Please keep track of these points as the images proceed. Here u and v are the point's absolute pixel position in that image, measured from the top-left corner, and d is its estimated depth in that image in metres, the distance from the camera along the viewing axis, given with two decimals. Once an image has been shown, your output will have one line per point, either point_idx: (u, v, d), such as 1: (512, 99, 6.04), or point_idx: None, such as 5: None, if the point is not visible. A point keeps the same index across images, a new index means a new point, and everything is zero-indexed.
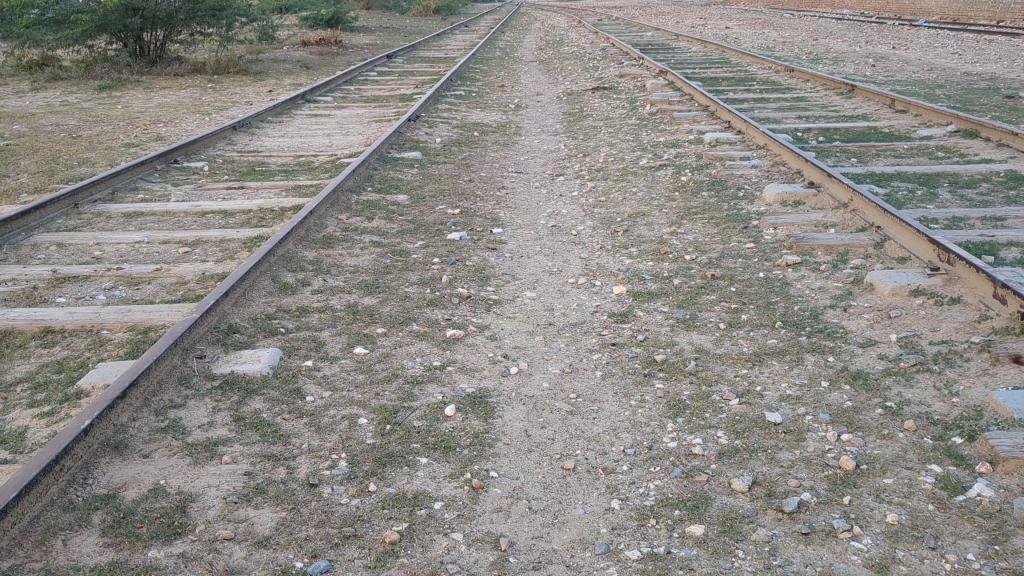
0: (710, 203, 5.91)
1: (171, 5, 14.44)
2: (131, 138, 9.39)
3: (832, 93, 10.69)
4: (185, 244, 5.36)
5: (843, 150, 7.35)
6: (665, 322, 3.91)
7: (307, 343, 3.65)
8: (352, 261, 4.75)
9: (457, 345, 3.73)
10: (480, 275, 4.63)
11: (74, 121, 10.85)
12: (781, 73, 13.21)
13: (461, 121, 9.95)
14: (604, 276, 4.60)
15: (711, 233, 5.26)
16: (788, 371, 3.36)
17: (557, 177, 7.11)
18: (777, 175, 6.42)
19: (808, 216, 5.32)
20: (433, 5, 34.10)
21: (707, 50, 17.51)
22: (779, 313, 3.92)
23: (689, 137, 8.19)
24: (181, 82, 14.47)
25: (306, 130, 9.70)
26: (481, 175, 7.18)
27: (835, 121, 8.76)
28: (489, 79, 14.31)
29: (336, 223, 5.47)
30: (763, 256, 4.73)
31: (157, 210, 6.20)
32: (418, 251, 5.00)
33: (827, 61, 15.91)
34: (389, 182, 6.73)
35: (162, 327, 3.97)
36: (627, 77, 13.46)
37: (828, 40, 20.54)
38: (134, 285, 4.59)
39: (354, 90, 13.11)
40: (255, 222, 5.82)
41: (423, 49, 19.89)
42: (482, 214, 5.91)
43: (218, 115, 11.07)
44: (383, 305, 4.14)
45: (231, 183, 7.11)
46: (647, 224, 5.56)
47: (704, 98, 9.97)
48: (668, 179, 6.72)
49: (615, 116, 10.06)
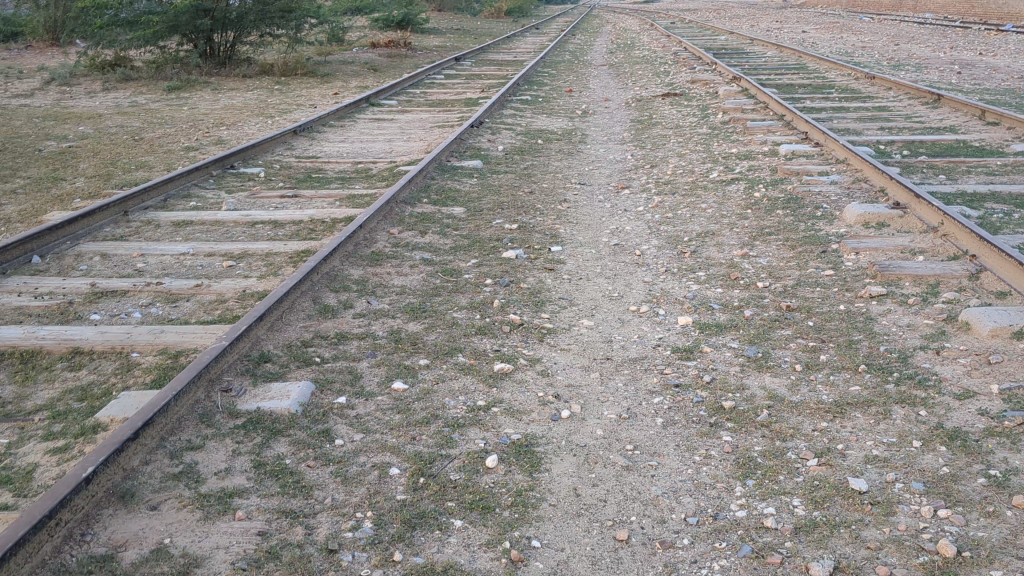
0: (785, 223, 5.52)
1: (242, 6, 14.44)
2: (191, 141, 9.29)
3: (916, 102, 10.14)
4: (230, 257, 5.15)
5: (930, 165, 6.87)
6: (734, 360, 3.55)
7: (342, 377, 3.37)
8: (400, 281, 4.48)
9: (505, 381, 3.42)
10: (535, 300, 4.32)
11: (139, 123, 10.82)
12: (861, 79, 12.64)
13: (525, 128, 9.66)
14: (669, 303, 4.26)
15: (785, 257, 4.87)
16: (873, 426, 2.98)
17: (622, 190, 6.77)
18: (858, 193, 5.98)
19: (893, 240, 4.90)
20: (504, 8, 33.90)
21: (783, 55, 16.93)
22: (862, 353, 3.53)
23: (763, 149, 7.77)
24: (248, 83, 14.43)
25: (367, 135, 9.51)
26: (542, 186, 6.87)
27: (920, 133, 8.26)
28: (556, 84, 13.99)
29: (386, 238, 5.21)
30: (844, 285, 4.33)
31: (207, 219, 6.01)
32: (470, 271, 4.71)
33: (910, 67, 15.26)
34: (446, 192, 6.46)
35: (194, 351, 3.74)
36: (699, 82, 13.04)
37: (910, 46, 19.77)
38: (172, 302, 4.38)
39: (419, 93, 12.90)
40: (305, 234, 5.60)
41: (492, 51, 19.66)
42: (541, 230, 5.60)
43: (280, 118, 10.95)
44: (428, 331, 3.85)
45: (285, 192, 6.91)
46: (716, 245, 5.19)
47: (780, 106, 9.52)
48: (740, 195, 6.32)
49: (686, 125, 9.67)
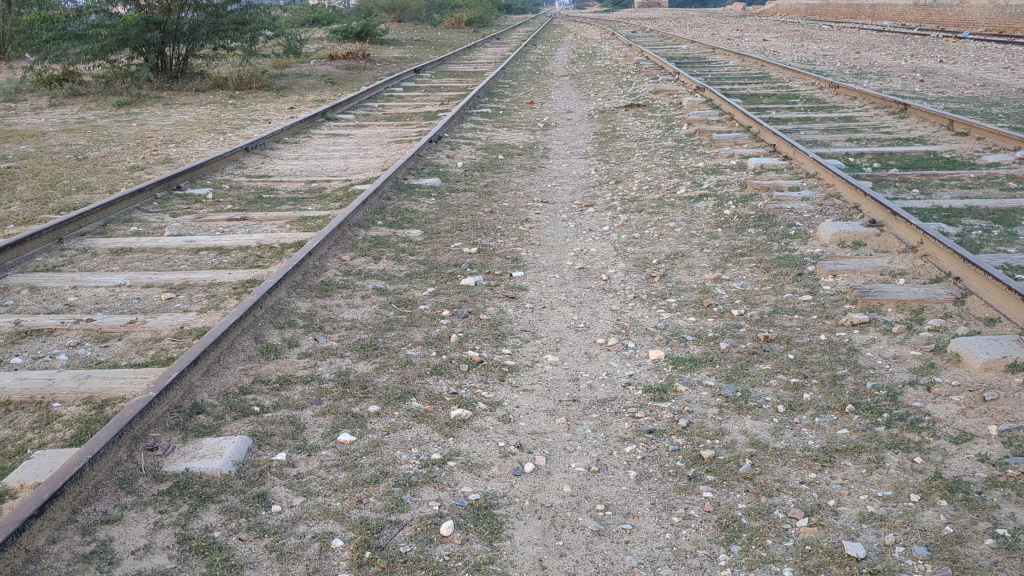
0: (757, 243, 5.28)
1: (194, 19, 14.08)
2: (138, 160, 8.91)
3: (883, 112, 10.00)
4: (170, 288, 4.81)
5: (902, 178, 6.67)
6: (711, 401, 3.29)
7: (283, 429, 3.06)
8: (350, 314, 4.17)
9: (463, 430, 3.12)
10: (497, 333, 4.03)
11: (84, 141, 10.42)
12: (826, 89, 12.50)
13: (486, 142, 9.39)
14: (639, 334, 3.99)
15: (759, 281, 4.62)
16: (865, 476, 2.72)
17: (586, 208, 6.51)
18: (831, 210, 5.76)
19: (871, 261, 4.68)
20: (465, 18, 33.68)
21: (745, 64, 16.81)
22: (848, 391, 3.28)
23: (731, 163, 7.56)
24: (201, 98, 14.04)
25: (322, 152, 9.18)
26: (503, 205, 6.58)
27: (890, 144, 8.09)
28: (517, 96, 13.75)
29: (337, 265, 4.91)
30: (823, 312, 4.09)
31: (148, 246, 5.66)
32: (426, 301, 4.41)
33: (872, 75, 15.21)
34: (403, 213, 6.16)
35: (121, 400, 3.40)
36: (662, 93, 12.84)
37: (871, 53, 19.76)
38: (102, 341, 4.04)
39: (377, 107, 12.58)
40: (252, 261, 5.27)
41: (452, 62, 19.39)
42: (502, 253, 5.32)
43: (233, 135, 10.60)
44: (380, 373, 3.54)
45: (233, 214, 6.56)
46: (686, 268, 4.94)
47: (745, 118, 9.34)
48: (709, 212, 6.09)
49: (649, 138, 9.44)
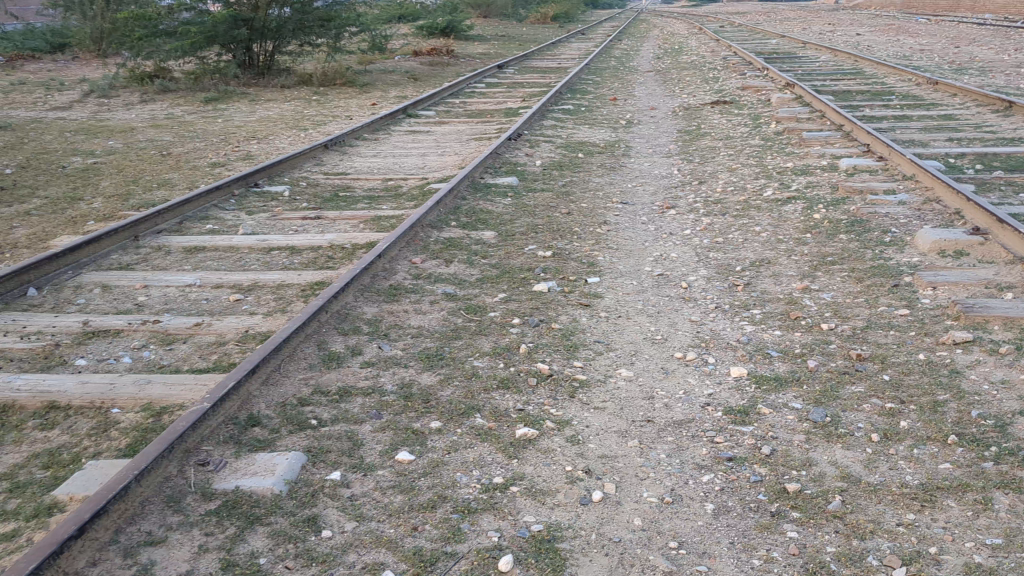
0: (849, 250, 4.98)
1: (281, 15, 14.18)
2: (219, 157, 8.95)
3: (985, 110, 9.47)
4: (239, 289, 4.74)
5: (1008, 182, 6.26)
6: (797, 426, 3.04)
7: (340, 445, 2.92)
8: (417, 321, 4.02)
9: (528, 450, 2.94)
10: (569, 344, 3.83)
11: (170, 136, 10.54)
12: (923, 85, 11.96)
13: (566, 139, 9.19)
14: (720, 349, 3.76)
15: (851, 292, 4.33)
16: (971, 521, 2.45)
17: (668, 210, 6.26)
18: (930, 215, 5.41)
19: (975, 272, 4.34)
20: (551, 13, 33.49)
21: (837, 60, 16.22)
22: (951, 420, 2.99)
23: (821, 163, 7.21)
24: (285, 94, 14.13)
25: (401, 149, 9.10)
26: (581, 206, 6.37)
27: (993, 144, 7.64)
28: (600, 92, 13.50)
29: (407, 268, 4.77)
30: (921, 328, 3.79)
31: (221, 244, 5.61)
32: (497, 308, 4.24)
33: (973, 71, 14.54)
34: (477, 214, 6.00)
35: (179, 408, 3.31)
36: (750, 89, 12.46)
37: (971, 48, 18.95)
38: (167, 344, 3.97)
39: (458, 103, 12.48)
40: (322, 261, 5.17)
41: (535, 58, 19.21)
42: (577, 258, 5.11)
43: (314, 131, 10.60)
44: (444, 386, 3.37)
45: (308, 212, 6.49)
46: (773, 276, 4.67)
47: (837, 115, 8.95)
48: (798, 216, 5.79)
49: (736, 136, 9.10)
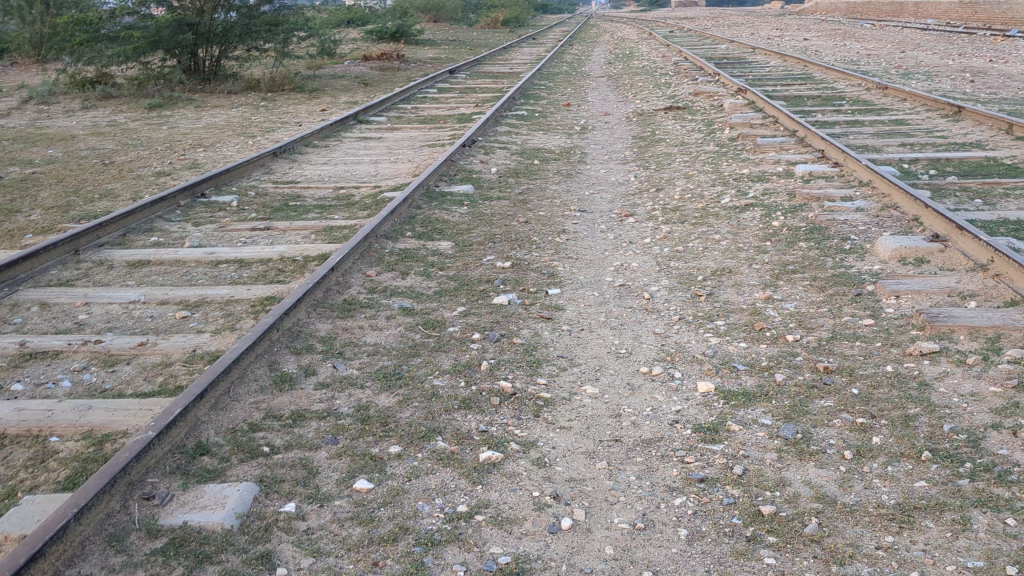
0: (810, 258, 4.93)
1: (228, 20, 13.90)
2: (164, 165, 8.71)
3: (935, 115, 9.55)
4: (186, 306, 4.56)
5: (963, 187, 6.27)
6: (768, 444, 2.96)
7: (294, 474, 2.77)
8: (373, 338, 3.88)
9: (492, 475, 2.82)
10: (531, 359, 3.71)
11: (113, 144, 10.25)
12: (873, 90, 12.06)
13: (520, 146, 9.09)
14: (685, 362, 3.67)
15: (814, 302, 4.27)
16: (951, 542, 2.38)
17: (626, 218, 6.18)
18: (888, 222, 5.39)
19: (936, 280, 4.31)
20: (501, 18, 33.42)
21: (787, 65, 16.34)
22: (923, 435, 2.93)
23: (777, 169, 7.19)
24: (233, 100, 13.85)
25: (352, 156, 8.93)
26: (537, 214, 6.27)
27: (945, 149, 7.68)
28: (553, 97, 13.43)
29: (362, 281, 4.63)
30: (887, 339, 3.74)
31: (166, 257, 5.41)
32: (455, 322, 4.11)
33: (919, 75, 14.72)
34: (433, 223, 5.87)
35: (123, 435, 3.14)
36: (702, 94, 12.46)
37: (917, 53, 19.21)
38: (109, 366, 3.78)
39: (410, 109, 12.32)
40: (273, 275, 5.01)
41: (487, 63, 19.10)
42: (536, 268, 5.01)
43: (262, 138, 10.39)
44: (402, 407, 3.24)
45: (257, 223, 6.31)
46: (735, 286, 4.60)
47: (791, 121, 8.96)
48: (756, 223, 5.74)
49: (691, 142, 9.08)
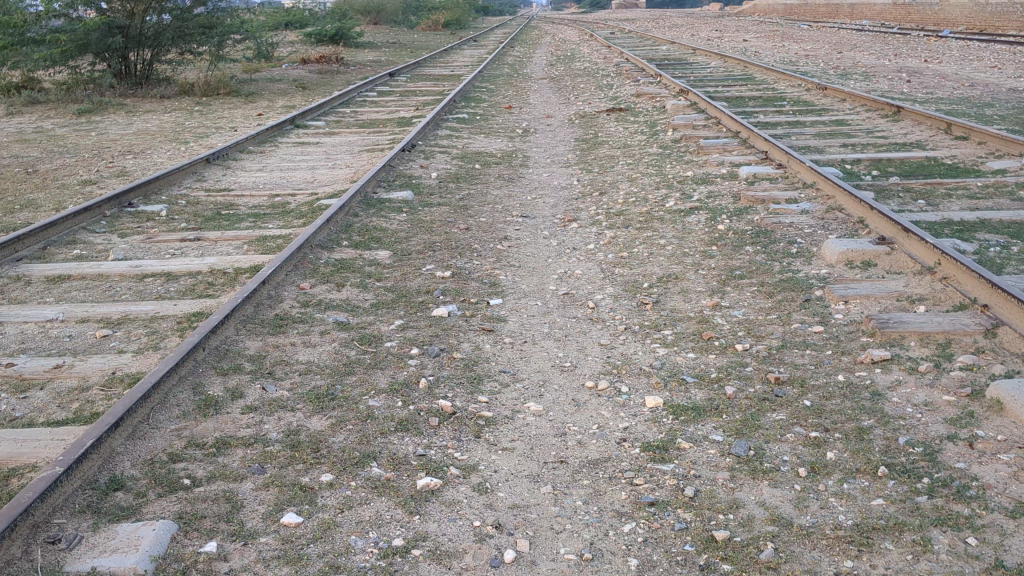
0: (756, 263, 4.84)
1: (160, 22, 13.52)
2: (91, 173, 8.39)
3: (875, 115, 9.59)
4: (107, 324, 4.31)
5: (906, 188, 6.24)
6: (720, 462, 2.83)
7: (217, 509, 2.57)
8: (305, 355, 3.68)
9: (430, 504, 2.64)
10: (472, 375, 3.55)
11: (38, 152, 9.85)
12: (813, 90, 12.10)
13: (461, 150, 8.92)
14: (632, 375, 3.54)
15: (762, 308, 4.18)
16: (912, 565, 2.27)
17: (569, 223, 6.05)
18: (833, 224, 5.33)
19: (884, 284, 4.24)
20: (443, 20, 33.16)
21: (727, 66, 16.40)
22: (879, 449, 2.82)
23: (721, 171, 7.12)
24: (166, 105, 13.47)
25: (289, 162, 8.68)
26: (479, 221, 6.11)
27: (886, 149, 7.68)
28: (495, 100, 13.28)
29: (295, 295, 4.42)
30: (837, 346, 3.64)
31: (88, 272, 5.15)
32: (393, 337, 3.93)
33: (857, 76, 14.85)
34: (371, 231, 5.68)
35: (31, 468, 2.91)
36: (644, 96, 12.41)
37: (854, 53, 19.42)
38: (20, 392, 3.53)
39: (350, 113, 12.08)
40: (202, 289, 4.78)
41: (429, 65, 18.88)
42: (478, 277, 4.85)
43: (195, 144, 10.08)
44: (335, 430, 3.05)
45: (187, 234, 6.06)
46: (681, 293, 4.49)
47: (733, 122, 8.92)
48: (702, 227, 5.65)
49: (634, 144, 8.99)
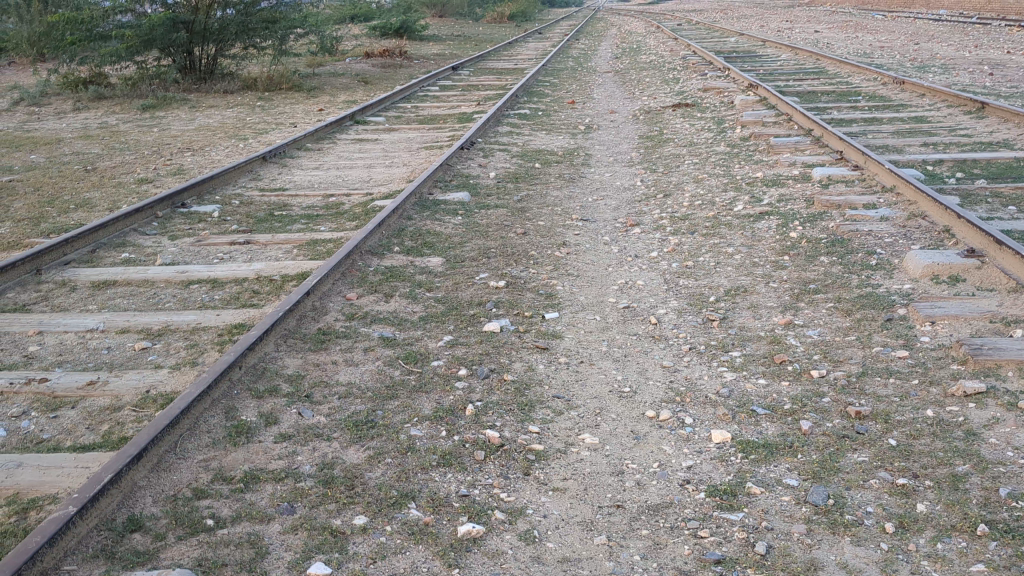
0: (832, 276, 4.50)
1: (223, 17, 13.46)
2: (147, 171, 8.32)
3: (958, 111, 9.09)
4: (147, 335, 4.16)
5: (994, 193, 5.82)
6: (794, 512, 2.54)
7: (240, 556, 2.37)
8: (346, 376, 3.47)
9: (471, 555, 2.40)
10: (523, 400, 3.30)
11: (99, 149, 9.85)
12: (890, 84, 11.58)
13: (521, 148, 8.67)
14: (697, 404, 3.25)
15: (840, 328, 3.85)
16: None
17: (631, 228, 5.75)
18: (916, 233, 4.96)
19: (975, 303, 3.88)
20: (507, 13, 32.85)
21: (798, 58, 15.85)
22: (977, 503, 2.50)
23: (793, 173, 6.75)
24: (228, 100, 13.43)
25: (346, 160, 8.52)
26: (536, 224, 5.85)
27: (971, 149, 7.22)
28: (558, 94, 12.98)
29: (341, 306, 4.21)
30: (925, 375, 3.31)
31: (133, 277, 5.01)
32: (441, 355, 3.69)
33: (936, 69, 14.23)
34: (424, 236, 5.46)
35: (51, 500, 2.74)
36: (712, 90, 12.01)
37: (931, 45, 18.68)
38: (50, 411, 3.38)
39: (410, 108, 11.91)
40: (246, 297, 4.60)
41: (491, 59, 18.65)
42: (533, 288, 4.59)
43: (254, 141, 9.99)
44: (372, 465, 2.83)
45: (237, 236, 5.90)
46: (750, 308, 4.18)
47: (805, 119, 8.52)
48: (773, 234, 5.31)
49: (700, 142, 8.64)
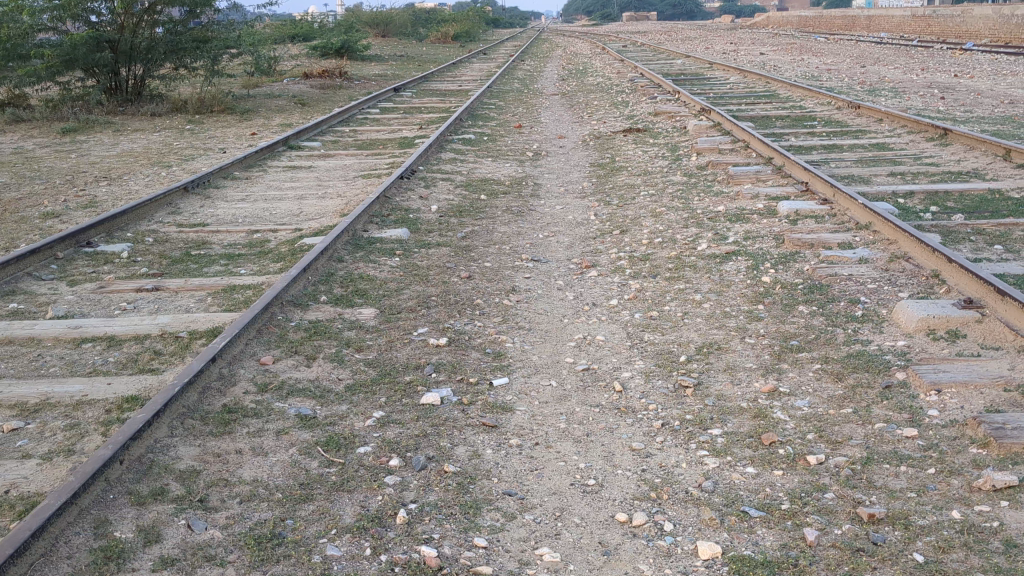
0: (816, 330, 4.00)
1: (152, 36, 12.65)
2: (56, 204, 7.60)
3: (918, 138, 8.76)
4: (21, 411, 3.50)
5: (976, 230, 5.40)
6: None
7: None
8: (252, 471, 2.85)
9: None
10: (467, 501, 2.71)
11: (7, 178, 9.06)
12: (845, 108, 11.27)
13: (466, 176, 8.12)
14: (676, 503, 2.71)
15: (834, 397, 3.34)
16: None
17: (585, 270, 5.22)
18: (902, 278, 4.49)
19: (983, 365, 3.40)
20: (452, 33, 32.33)
21: (747, 81, 15.58)
22: None
23: (758, 206, 6.28)
24: (156, 123, 12.67)
25: (276, 190, 7.89)
26: (483, 267, 5.29)
27: (940, 179, 6.84)
28: (504, 118, 12.47)
29: (253, 373, 3.59)
30: (941, 463, 2.81)
31: (17, 334, 4.32)
32: (369, 439, 3.09)
33: (887, 92, 14.02)
34: (356, 281, 4.86)
35: None
36: (663, 114, 11.60)
37: (878, 67, 18.63)
38: None
39: (349, 132, 11.30)
40: (146, 360, 3.96)
41: (436, 80, 18.11)
42: (479, 346, 4.02)
43: (178, 168, 9.30)
44: None
45: (145, 281, 5.24)
46: (727, 371, 3.66)
47: (765, 147, 8.11)
48: (745, 277, 4.82)
49: (655, 170, 8.17)
